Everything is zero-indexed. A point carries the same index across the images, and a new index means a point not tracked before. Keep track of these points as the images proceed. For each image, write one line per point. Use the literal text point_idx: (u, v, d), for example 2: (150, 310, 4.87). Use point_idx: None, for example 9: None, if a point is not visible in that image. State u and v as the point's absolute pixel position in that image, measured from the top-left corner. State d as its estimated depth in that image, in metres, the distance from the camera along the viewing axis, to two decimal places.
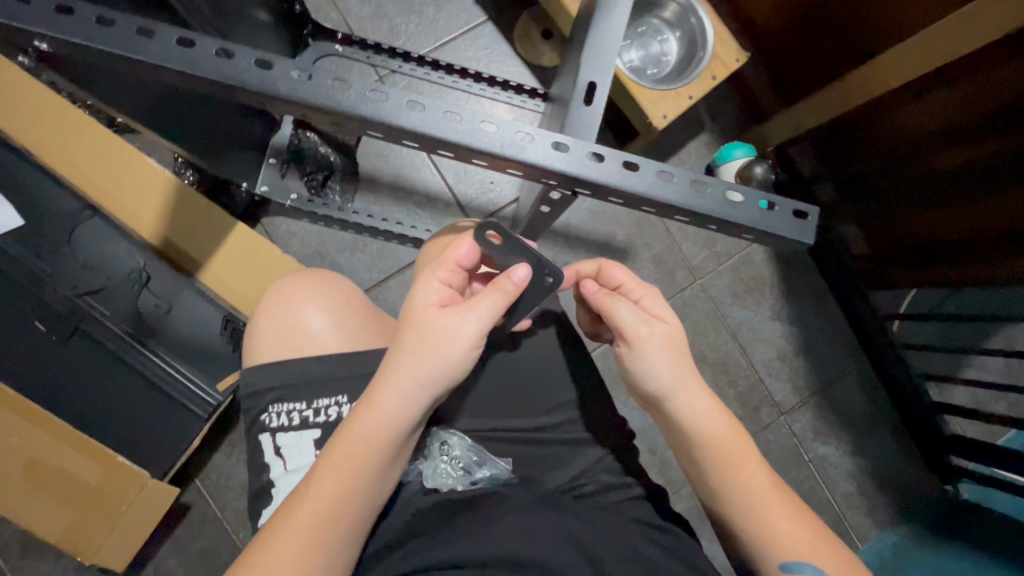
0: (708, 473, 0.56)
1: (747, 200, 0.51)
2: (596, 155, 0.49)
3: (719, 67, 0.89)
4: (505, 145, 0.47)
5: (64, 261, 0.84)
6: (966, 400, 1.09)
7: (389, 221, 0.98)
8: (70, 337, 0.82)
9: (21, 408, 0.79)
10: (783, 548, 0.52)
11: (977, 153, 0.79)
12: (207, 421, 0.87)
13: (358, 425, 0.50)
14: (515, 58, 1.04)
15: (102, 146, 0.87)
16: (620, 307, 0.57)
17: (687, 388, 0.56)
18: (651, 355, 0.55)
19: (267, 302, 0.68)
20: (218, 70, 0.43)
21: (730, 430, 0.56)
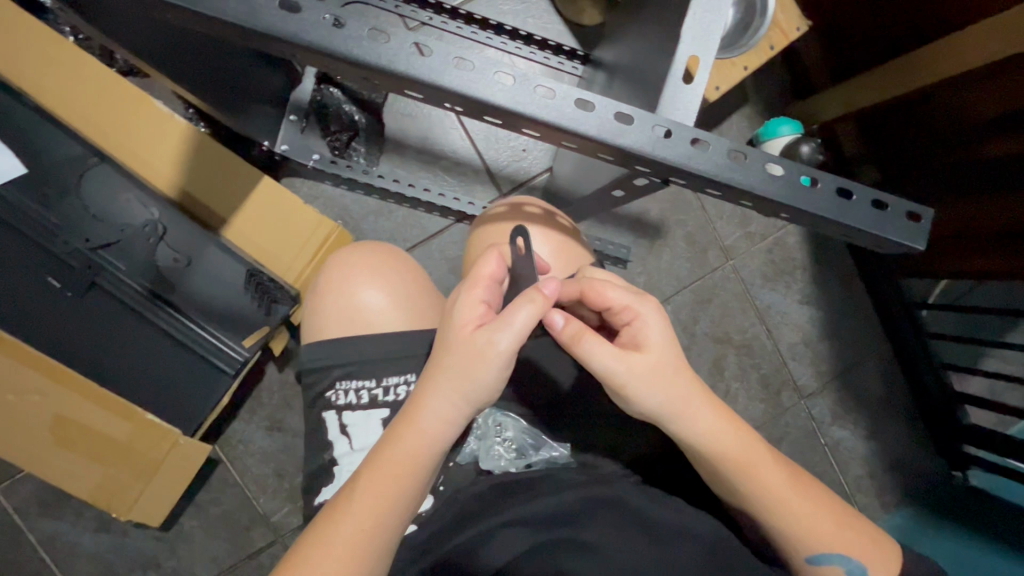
0: (724, 481, 0.54)
1: (858, 197, 0.39)
2: (700, 142, 0.37)
3: (778, 36, 0.84)
4: (603, 129, 0.36)
5: (73, 215, 0.79)
6: (983, 390, 1.09)
7: (416, 188, 0.94)
8: (88, 292, 0.79)
9: (47, 367, 0.77)
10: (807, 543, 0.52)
11: (1022, 146, 0.77)
12: (235, 376, 0.84)
13: (398, 444, 0.49)
14: (554, 15, 0.97)
15: (112, 92, 0.82)
16: (589, 345, 0.52)
17: (681, 411, 0.53)
18: (642, 392, 0.52)
19: (327, 279, 0.70)
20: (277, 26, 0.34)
21: (736, 439, 0.54)
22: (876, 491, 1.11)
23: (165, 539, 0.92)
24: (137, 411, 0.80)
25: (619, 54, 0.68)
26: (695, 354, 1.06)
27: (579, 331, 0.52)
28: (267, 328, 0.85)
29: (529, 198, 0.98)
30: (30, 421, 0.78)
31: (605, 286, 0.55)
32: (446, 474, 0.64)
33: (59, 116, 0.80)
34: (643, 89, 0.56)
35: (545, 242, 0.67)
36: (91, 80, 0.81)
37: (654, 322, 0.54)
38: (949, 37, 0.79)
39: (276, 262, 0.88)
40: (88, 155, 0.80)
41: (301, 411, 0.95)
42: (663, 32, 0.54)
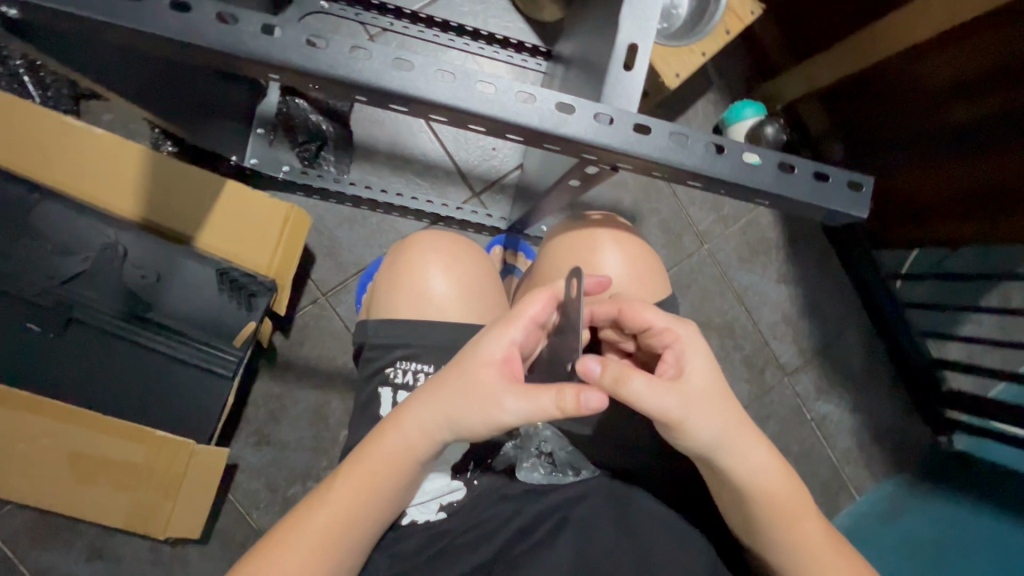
0: (759, 522, 0.53)
1: (800, 170, 0.40)
2: (643, 127, 0.38)
3: (733, 20, 0.85)
4: (545, 119, 0.37)
5: (39, 250, 0.79)
6: (962, 355, 1.12)
7: (389, 192, 0.94)
8: (67, 328, 0.79)
9: (47, 409, 0.77)
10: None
11: (987, 110, 0.78)
12: (234, 377, 0.85)
13: (382, 442, 0.50)
14: (515, 13, 0.98)
15: (57, 123, 0.80)
16: (636, 379, 0.47)
17: (730, 440, 0.50)
18: (697, 421, 0.49)
19: (402, 259, 0.69)
20: (214, 39, 0.35)
21: (782, 481, 0.52)
22: (865, 462, 1.13)
23: (161, 562, 0.92)
24: (146, 432, 0.80)
25: (576, 46, 0.69)
26: None
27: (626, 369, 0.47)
28: (252, 323, 0.85)
29: (502, 196, 0.99)
30: (41, 463, 0.80)
31: (642, 308, 0.53)
32: (482, 470, 0.61)
33: (9, 164, 0.79)
34: (596, 79, 0.57)
35: (614, 259, 0.69)
36: (36, 119, 0.79)
37: (701, 357, 0.51)
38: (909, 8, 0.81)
39: (247, 260, 0.87)
40: (30, 194, 0.79)
41: (290, 423, 0.95)
42: (609, 23, 0.55)
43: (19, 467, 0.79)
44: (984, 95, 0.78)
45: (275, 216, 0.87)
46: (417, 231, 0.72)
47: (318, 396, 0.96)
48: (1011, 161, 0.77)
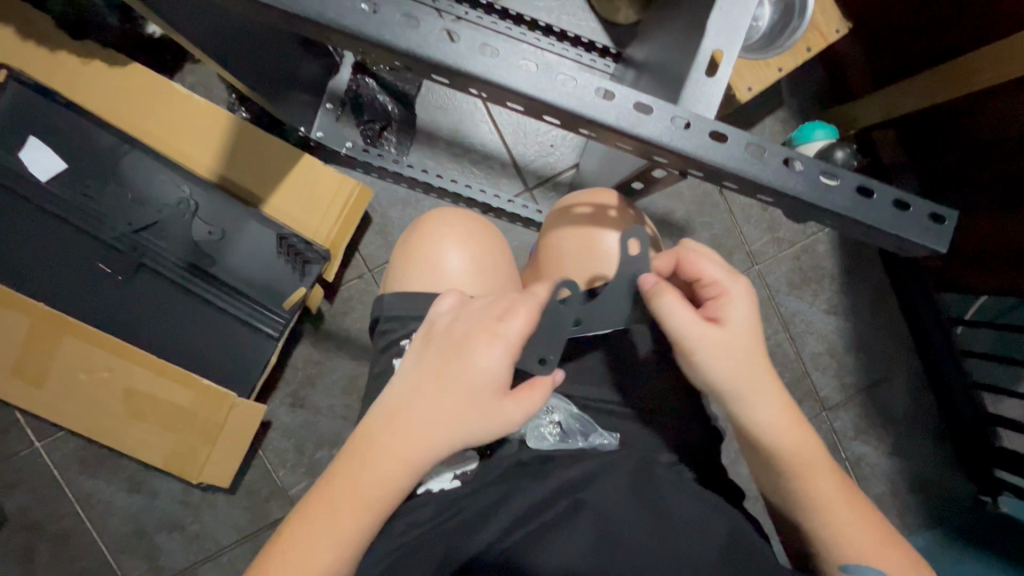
0: (785, 481, 0.54)
1: (877, 196, 0.38)
2: (718, 134, 0.37)
3: (815, 37, 0.82)
4: (621, 118, 0.37)
5: (118, 197, 0.84)
6: (1020, 414, 1.05)
7: (444, 178, 0.96)
8: (138, 273, 0.84)
9: (111, 345, 0.83)
10: (850, 550, 0.51)
11: None
12: (279, 339, 0.88)
13: (373, 474, 0.46)
14: (589, 12, 0.97)
15: (152, 85, 0.87)
16: (667, 302, 0.51)
17: (744, 389, 0.53)
18: (705, 358, 0.52)
19: (416, 234, 0.67)
20: (314, 9, 0.36)
21: (801, 439, 0.54)
22: (898, 510, 1.07)
23: (190, 504, 0.97)
24: (193, 379, 0.85)
25: (651, 50, 0.69)
26: None
27: (663, 289, 0.51)
28: (303, 290, 0.88)
29: (554, 193, 0.99)
30: (98, 395, 0.85)
31: (695, 256, 0.55)
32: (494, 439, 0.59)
33: (104, 115, 0.85)
34: (669, 84, 0.57)
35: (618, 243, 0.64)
36: (139, 81, 0.86)
37: (743, 302, 0.53)
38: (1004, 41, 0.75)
39: (304, 228, 0.90)
40: (121, 142, 0.85)
41: (323, 390, 0.98)
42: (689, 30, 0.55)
43: (80, 398, 0.85)
44: None
45: (342, 190, 0.90)
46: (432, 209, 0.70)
47: (352, 367, 0.99)
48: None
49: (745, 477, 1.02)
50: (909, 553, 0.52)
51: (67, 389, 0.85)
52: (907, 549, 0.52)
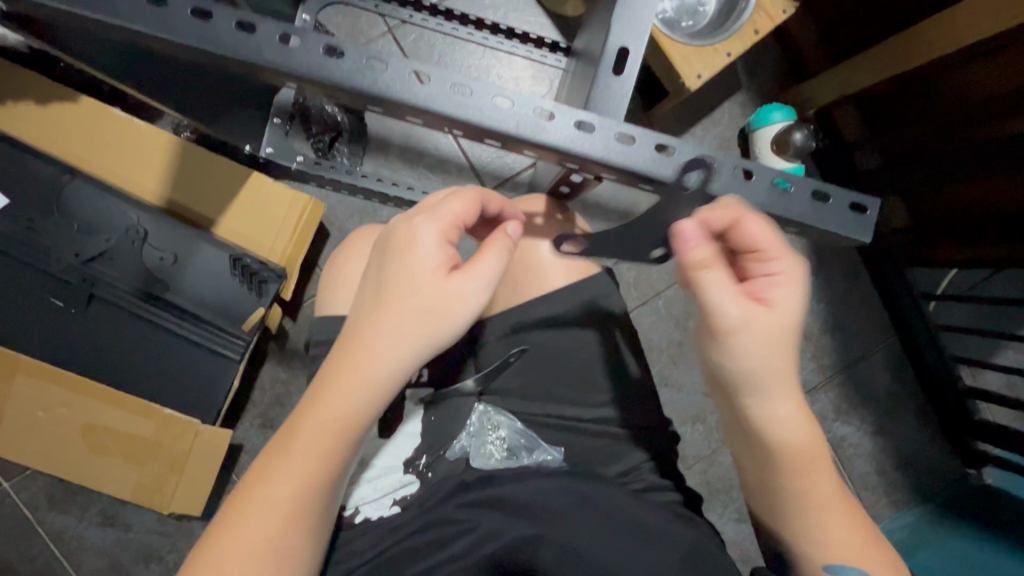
0: (779, 483, 0.47)
1: (797, 188, 0.42)
2: (625, 136, 0.37)
3: (763, 19, 0.80)
4: (521, 125, 0.35)
5: (62, 229, 0.82)
6: (1000, 385, 1.04)
7: (400, 186, 0.94)
8: (90, 305, 0.82)
9: (68, 381, 0.81)
10: (831, 544, 0.47)
11: None
12: (241, 361, 0.87)
13: (324, 403, 0.44)
14: (536, 7, 0.95)
15: (89, 112, 0.84)
16: (710, 279, 0.39)
17: (777, 382, 0.42)
18: (743, 346, 0.40)
19: (348, 252, 0.67)
20: (184, 32, 0.33)
21: (812, 443, 0.45)
22: (885, 489, 1.06)
23: (167, 534, 0.95)
24: (155, 408, 0.83)
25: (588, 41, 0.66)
26: (688, 349, 1.04)
27: (711, 257, 0.39)
28: (261, 310, 0.86)
29: (514, 194, 0.97)
30: (60, 433, 0.84)
31: (757, 216, 0.40)
32: (435, 460, 0.59)
33: (43, 147, 0.83)
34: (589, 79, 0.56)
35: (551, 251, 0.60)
36: (75, 110, 0.84)
37: (791, 272, 0.42)
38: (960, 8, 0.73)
39: (258, 247, 0.89)
40: (61, 173, 0.82)
41: (294, 409, 0.97)
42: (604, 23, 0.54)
43: (41, 437, 0.84)
44: None
45: (294, 205, 0.88)
46: (364, 226, 0.70)
47: None
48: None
49: (727, 465, 1.04)
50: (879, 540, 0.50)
51: (27, 429, 0.83)
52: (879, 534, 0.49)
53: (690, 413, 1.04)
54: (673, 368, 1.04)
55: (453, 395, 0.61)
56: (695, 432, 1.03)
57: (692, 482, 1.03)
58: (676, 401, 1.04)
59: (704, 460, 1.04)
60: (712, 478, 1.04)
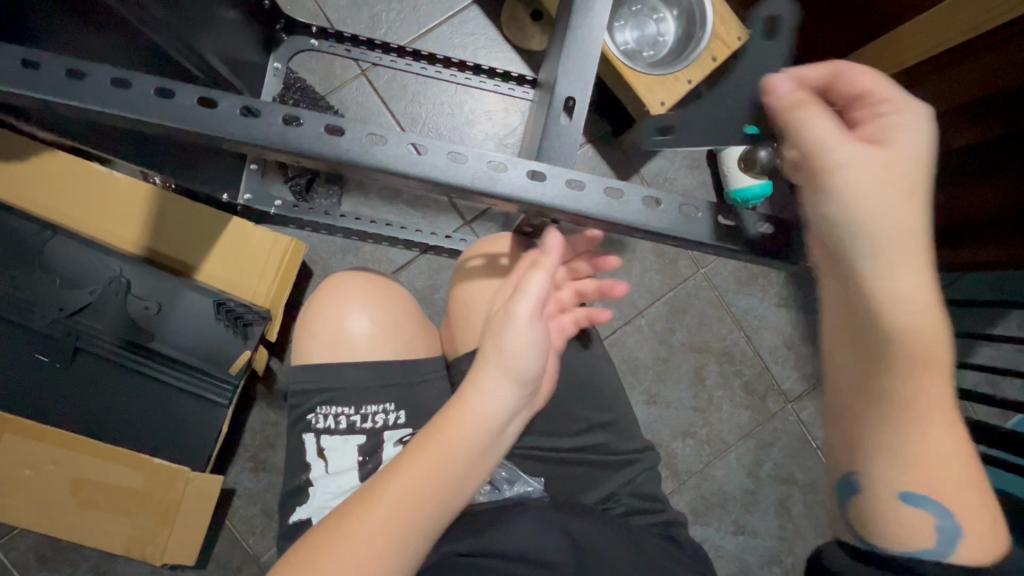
0: (888, 376, 0.42)
1: None
2: (575, 182, 0.39)
3: (719, 47, 0.84)
4: (475, 179, 0.37)
5: (45, 284, 0.82)
6: (978, 383, 1.06)
7: (379, 223, 0.96)
8: (75, 358, 0.82)
9: (54, 437, 0.81)
10: (919, 469, 0.42)
11: (981, 136, 0.75)
12: (229, 405, 0.87)
13: (462, 418, 0.48)
14: (503, 43, 0.99)
15: (66, 169, 0.85)
16: (809, 117, 0.41)
17: (897, 239, 0.40)
18: (850, 182, 0.40)
19: (317, 298, 0.68)
20: (149, 112, 0.35)
21: (935, 326, 0.41)
22: None
23: None
24: (144, 458, 0.83)
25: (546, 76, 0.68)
26: (674, 365, 1.05)
27: (805, 100, 0.42)
28: (248, 352, 0.87)
29: (492, 224, 0.99)
30: (48, 489, 0.83)
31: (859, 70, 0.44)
32: None
33: (23, 206, 0.84)
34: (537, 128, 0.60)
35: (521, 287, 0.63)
36: (53, 167, 0.85)
37: (913, 136, 0.42)
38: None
39: (242, 290, 0.90)
40: (43, 230, 0.83)
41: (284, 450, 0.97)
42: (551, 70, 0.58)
43: (29, 495, 0.83)
44: (981, 121, 0.74)
45: (275, 247, 0.90)
46: (342, 270, 0.71)
47: None
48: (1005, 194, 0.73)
49: (721, 479, 1.05)
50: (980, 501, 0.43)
51: (14, 488, 0.83)
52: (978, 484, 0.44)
53: (680, 429, 1.05)
54: (660, 385, 1.05)
55: None
56: (686, 448, 1.04)
57: (687, 498, 1.04)
58: (664, 418, 1.05)
59: (697, 475, 1.05)
60: (706, 493, 1.05)
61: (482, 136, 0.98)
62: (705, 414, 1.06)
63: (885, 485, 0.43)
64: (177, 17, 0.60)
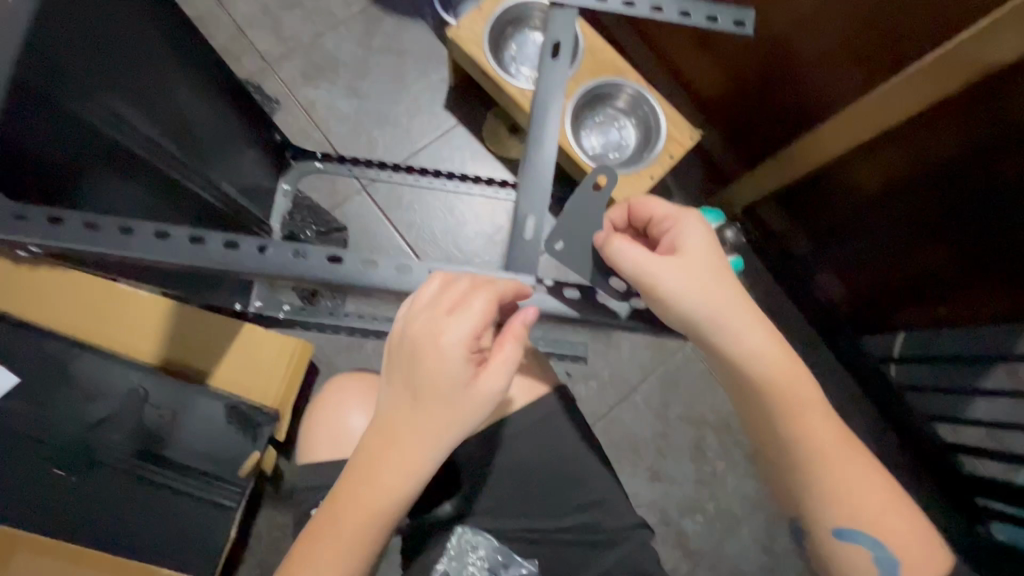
0: (768, 419, 0.52)
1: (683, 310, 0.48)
2: (540, 285, 0.50)
3: (675, 146, 0.95)
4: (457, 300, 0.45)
5: (66, 401, 0.87)
6: (983, 439, 1.05)
7: (380, 319, 1.04)
8: (91, 470, 0.86)
9: (68, 552, 0.84)
10: (837, 499, 0.51)
11: (927, 203, 0.84)
12: (238, 509, 0.89)
13: (378, 477, 0.47)
14: (487, 153, 1.11)
15: (90, 288, 0.91)
16: (618, 245, 0.49)
17: (741, 327, 0.50)
18: (670, 285, 0.48)
19: (324, 397, 0.74)
20: (184, 258, 0.42)
21: (793, 372, 0.51)
22: None
23: None
24: (152, 570, 0.86)
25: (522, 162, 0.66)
26: (674, 440, 1.07)
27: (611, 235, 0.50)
28: (257, 455, 0.91)
29: None
30: None
31: (644, 201, 0.54)
32: None
33: (50, 326, 0.90)
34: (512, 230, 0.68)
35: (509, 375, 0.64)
36: (76, 288, 0.91)
37: (691, 233, 0.51)
38: (850, 107, 0.79)
39: (253, 392, 0.95)
40: (71, 347, 0.89)
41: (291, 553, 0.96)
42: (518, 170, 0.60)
43: None
44: (915, 193, 0.84)
45: (284, 348, 0.96)
46: (335, 377, 0.76)
47: None
48: (966, 250, 0.82)
49: (735, 556, 1.03)
50: (901, 510, 0.52)
51: None
52: (881, 476, 0.52)
53: (688, 505, 1.04)
54: (662, 461, 1.06)
55: (433, 523, 0.64)
56: (696, 524, 1.03)
57: None
58: (670, 495, 1.05)
59: (711, 553, 1.03)
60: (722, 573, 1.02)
61: (473, 235, 1.09)
62: (711, 488, 1.05)
63: (824, 516, 0.51)
64: (192, 155, 0.72)
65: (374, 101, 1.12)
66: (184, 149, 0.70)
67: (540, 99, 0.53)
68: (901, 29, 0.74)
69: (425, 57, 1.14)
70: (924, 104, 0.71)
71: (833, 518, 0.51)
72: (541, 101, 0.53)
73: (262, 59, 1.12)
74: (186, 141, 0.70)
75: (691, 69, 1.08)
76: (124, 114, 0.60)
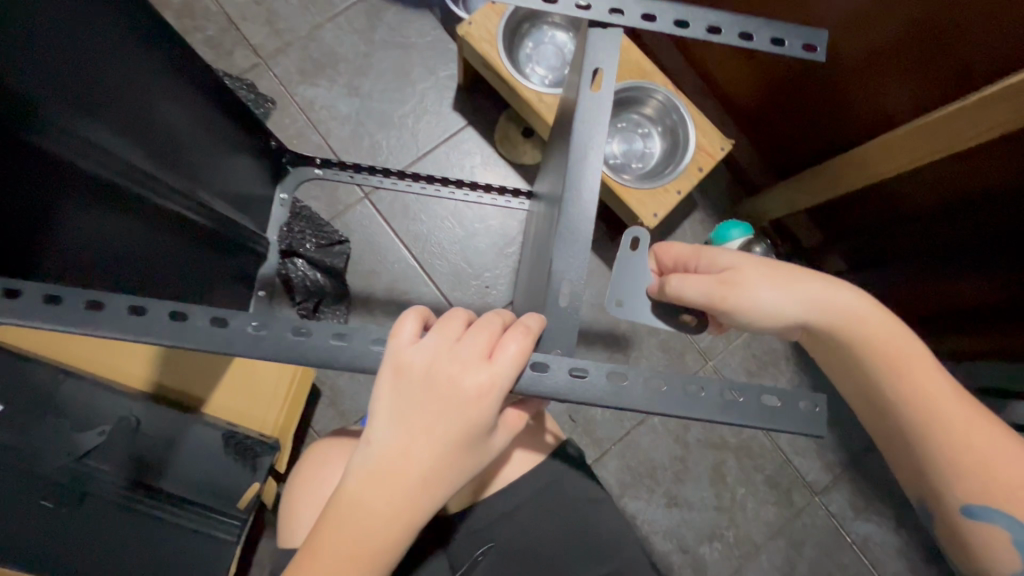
0: (878, 389, 0.48)
1: (746, 396, 0.41)
2: (579, 372, 0.40)
3: (704, 158, 0.87)
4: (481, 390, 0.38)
5: (54, 428, 0.80)
6: None
7: None
8: (83, 503, 0.80)
9: None
10: (965, 470, 0.45)
11: (978, 233, 0.76)
12: (237, 541, 0.85)
13: (370, 520, 0.39)
14: (498, 159, 1.04)
15: None
16: (683, 281, 0.49)
17: (826, 309, 0.49)
18: (756, 286, 0.50)
19: (313, 459, 0.66)
20: (168, 338, 0.37)
21: (890, 332, 0.48)
22: None
23: None
24: None
25: (551, 184, 0.61)
26: (692, 464, 1.02)
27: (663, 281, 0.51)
28: (257, 485, 0.87)
29: None
30: None
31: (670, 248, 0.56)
32: None
33: (24, 350, 0.82)
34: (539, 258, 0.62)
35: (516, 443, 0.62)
36: None
37: (722, 256, 0.53)
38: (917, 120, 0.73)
39: (251, 420, 0.92)
40: (56, 373, 0.83)
41: None
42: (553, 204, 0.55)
43: None
44: (963, 222, 0.77)
45: (283, 376, 0.95)
46: (320, 440, 0.69)
47: None
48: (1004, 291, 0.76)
49: None
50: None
51: None
52: (1006, 437, 0.45)
53: (706, 532, 1.01)
54: (680, 486, 1.01)
55: None
56: (714, 552, 0.99)
57: None
58: (688, 521, 1.01)
59: None
60: None
61: (484, 247, 1.03)
62: (730, 514, 1.01)
63: (953, 488, 0.46)
64: (172, 169, 0.63)
65: (377, 101, 1.04)
66: (163, 165, 0.62)
67: (578, 140, 0.48)
68: (965, 46, 0.68)
69: (432, 53, 1.06)
70: (987, 135, 0.65)
71: (966, 489, 0.45)
72: (579, 142, 0.48)
73: (254, 53, 1.03)
74: (167, 158, 0.63)
75: (722, 71, 1.01)
76: (96, 137, 0.52)
